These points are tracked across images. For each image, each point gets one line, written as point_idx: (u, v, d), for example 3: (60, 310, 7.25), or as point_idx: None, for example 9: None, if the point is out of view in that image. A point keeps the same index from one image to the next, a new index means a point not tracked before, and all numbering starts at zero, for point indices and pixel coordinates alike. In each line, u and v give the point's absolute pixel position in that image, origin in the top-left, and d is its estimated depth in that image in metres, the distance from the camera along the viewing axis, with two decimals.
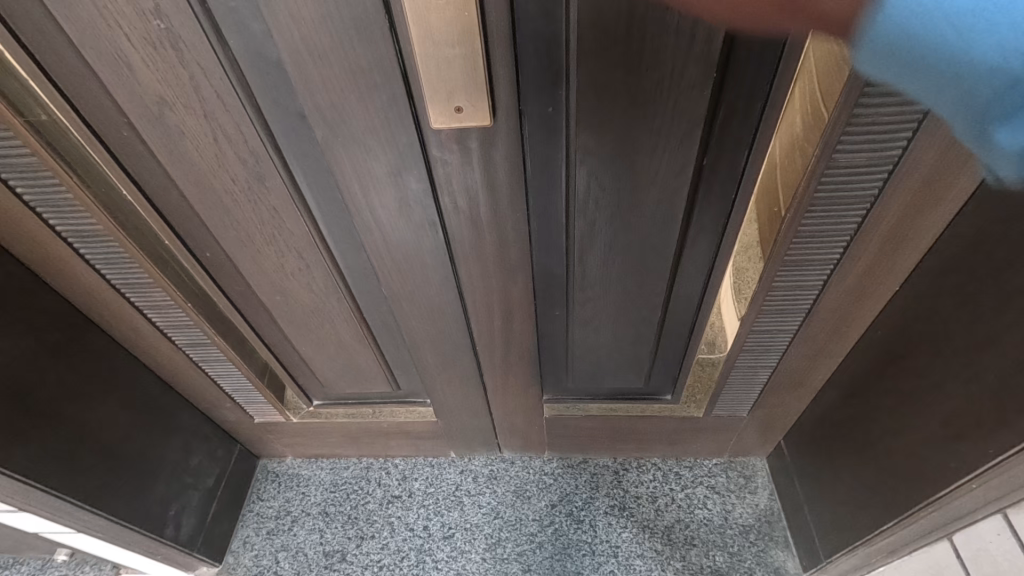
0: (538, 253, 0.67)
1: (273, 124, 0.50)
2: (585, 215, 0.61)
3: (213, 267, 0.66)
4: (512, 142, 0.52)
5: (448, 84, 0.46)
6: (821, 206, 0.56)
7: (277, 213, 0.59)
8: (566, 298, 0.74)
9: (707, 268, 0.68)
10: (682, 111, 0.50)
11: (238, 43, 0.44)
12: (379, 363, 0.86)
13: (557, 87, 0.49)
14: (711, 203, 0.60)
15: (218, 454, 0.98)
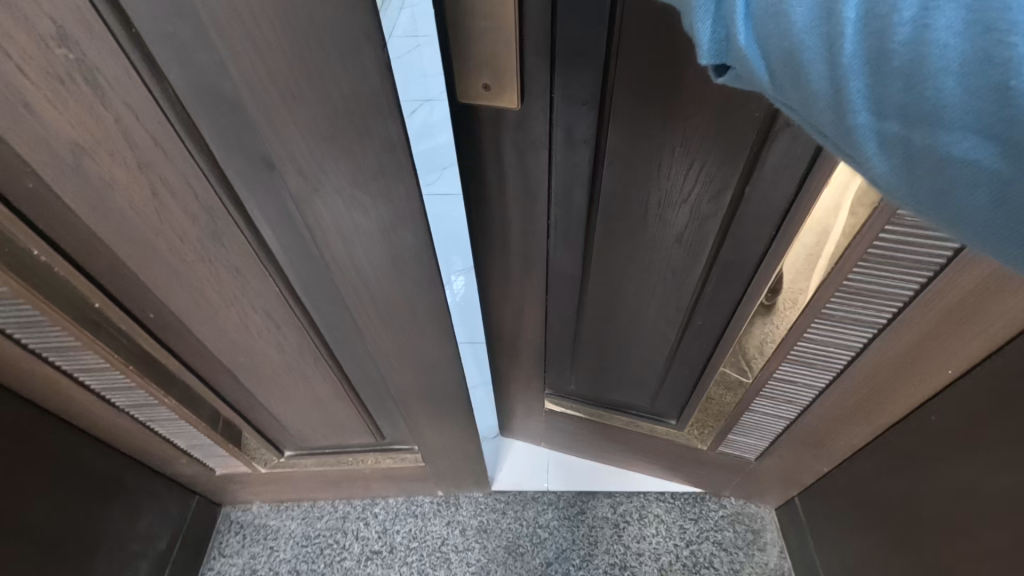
0: (559, 245, 0.62)
1: (232, 167, 0.38)
2: (617, 210, 0.57)
3: (159, 329, 0.54)
4: (537, 130, 0.49)
5: (477, 58, 0.43)
6: (880, 258, 0.49)
7: (240, 273, 0.47)
8: (577, 305, 0.71)
9: (732, 303, 0.63)
10: (741, 111, 0.44)
11: (180, 77, 0.33)
12: (362, 419, 0.76)
13: (591, 79, 0.45)
14: (759, 221, 0.53)
15: (172, 511, 0.86)
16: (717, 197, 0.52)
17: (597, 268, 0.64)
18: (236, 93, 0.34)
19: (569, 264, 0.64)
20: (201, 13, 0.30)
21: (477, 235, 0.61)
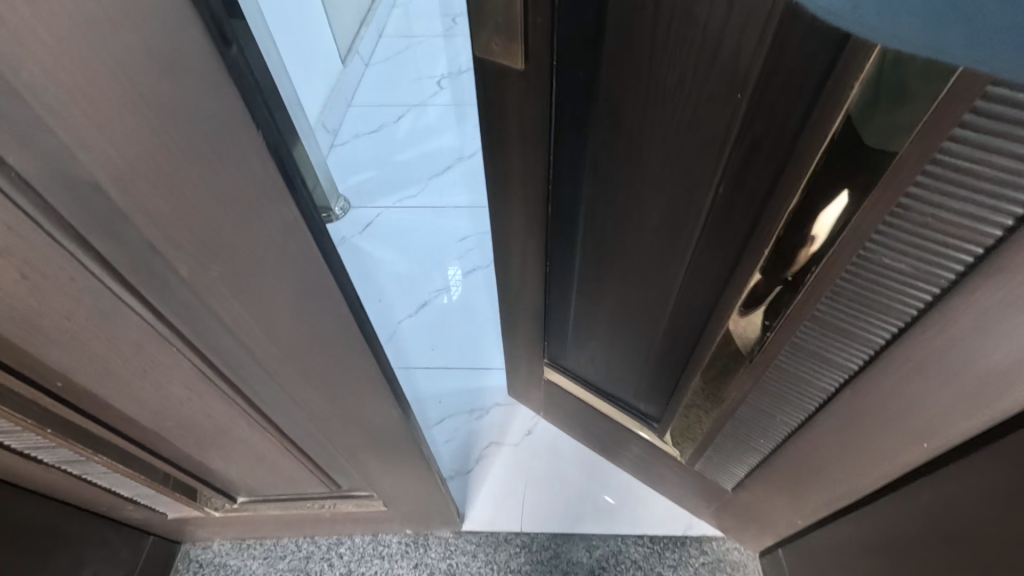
0: (562, 194, 0.71)
1: (126, 266, 0.34)
2: (612, 164, 0.65)
3: (72, 396, 0.49)
4: (542, 93, 0.59)
5: (487, 26, 0.55)
6: (852, 292, 0.50)
7: (141, 347, 0.42)
8: (578, 261, 0.80)
9: (715, 287, 0.67)
10: (715, 91, 0.51)
11: (21, 162, 0.27)
12: (313, 472, 0.71)
13: (591, 47, 0.56)
14: (741, 208, 0.57)
15: (122, 555, 0.82)
16: (703, 169, 0.58)
17: (595, 218, 0.73)
18: (115, 200, 0.29)
19: (569, 211, 0.73)
20: (56, 129, 0.25)
21: (498, 181, 0.72)
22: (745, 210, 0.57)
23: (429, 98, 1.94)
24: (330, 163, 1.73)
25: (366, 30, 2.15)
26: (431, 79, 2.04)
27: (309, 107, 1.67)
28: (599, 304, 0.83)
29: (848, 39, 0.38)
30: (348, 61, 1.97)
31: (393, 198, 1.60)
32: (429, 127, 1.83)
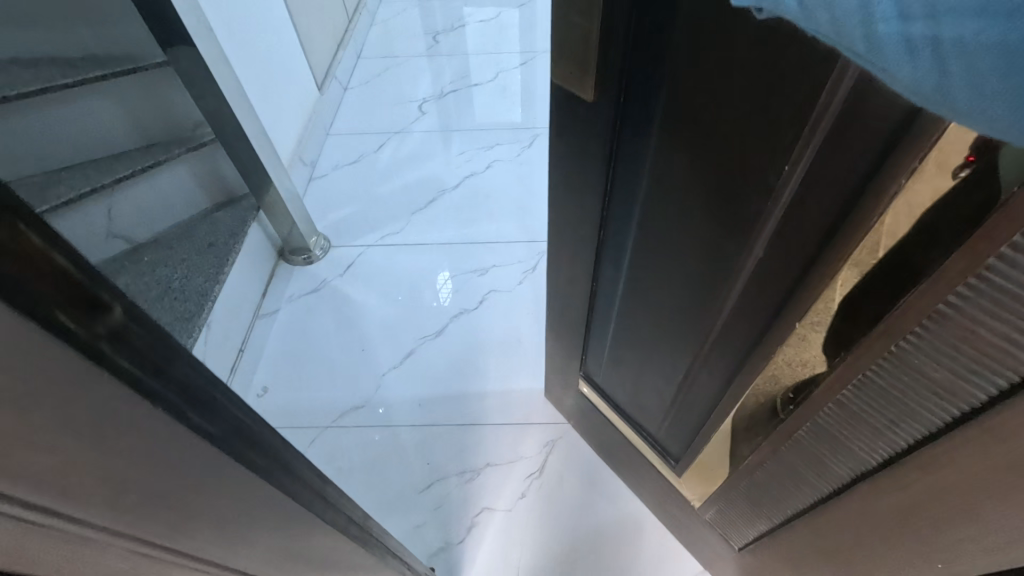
0: (614, 226, 0.70)
1: (33, 502, 0.27)
2: (658, 215, 0.62)
3: None
4: (608, 122, 0.58)
5: (568, 52, 0.56)
6: (879, 386, 0.47)
7: None
8: (615, 289, 0.79)
9: (737, 360, 0.64)
10: (761, 170, 0.46)
11: None
12: None
13: (655, 89, 0.53)
14: (777, 284, 0.52)
15: None
16: (739, 238, 0.53)
17: (639, 261, 0.70)
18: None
19: (620, 245, 0.72)
20: None
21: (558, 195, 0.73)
22: (781, 286, 0.51)
23: (410, 126, 1.89)
24: (307, 201, 1.64)
25: (343, 54, 2.08)
26: (412, 105, 1.99)
27: (286, 142, 1.60)
28: (634, 342, 0.82)
29: (892, 144, 0.36)
30: (326, 89, 1.90)
31: (375, 236, 1.53)
32: (411, 158, 1.77)
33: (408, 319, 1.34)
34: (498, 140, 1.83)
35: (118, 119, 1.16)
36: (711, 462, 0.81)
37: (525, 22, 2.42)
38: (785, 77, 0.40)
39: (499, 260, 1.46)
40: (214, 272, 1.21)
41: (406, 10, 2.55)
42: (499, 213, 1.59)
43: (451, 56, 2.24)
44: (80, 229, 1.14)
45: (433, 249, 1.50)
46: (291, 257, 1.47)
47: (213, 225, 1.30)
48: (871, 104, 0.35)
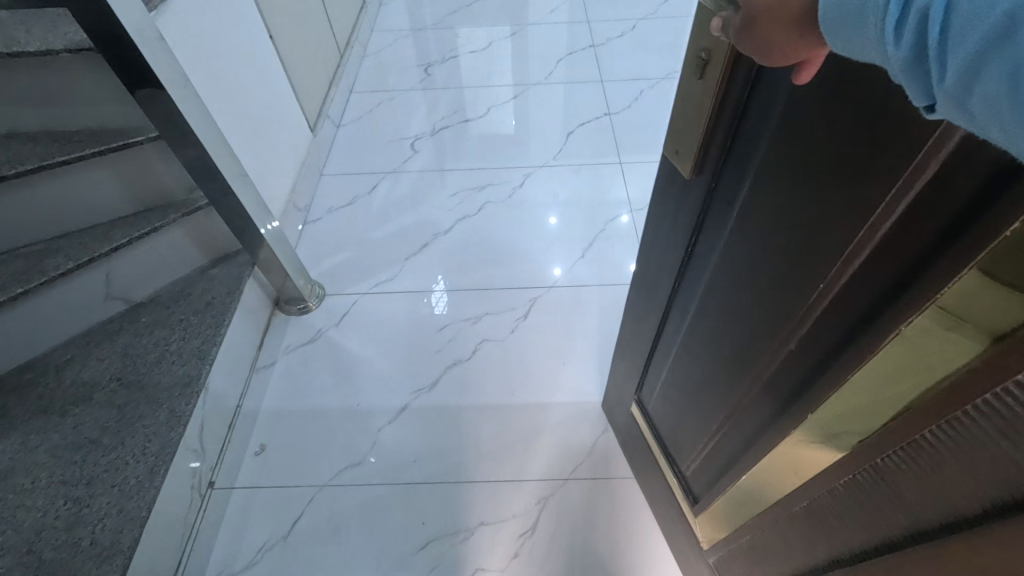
0: (687, 280, 0.76)
1: None
2: (718, 284, 0.67)
3: None
4: (701, 196, 0.64)
5: (679, 130, 0.62)
6: (866, 485, 0.52)
7: None
8: (672, 332, 0.86)
9: (757, 427, 0.69)
10: (802, 279, 0.51)
11: None
12: None
13: (735, 183, 0.57)
14: (802, 370, 0.56)
15: None
16: (779, 326, 0.57)
17: (699, 317, 0.75)
18: None
19: (687, 297, 0.77)
20: None
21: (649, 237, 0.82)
22: (806, 373, 0.55)
23: (403, 166, 1.92)
24: (299, 248, 1.66)
25: (336, 92, 2.10)
26: (405, 143, 2.02)
27: (281, 190, 1.62)
28: (682, 387, 0.87)
29: (911, 286, 0.41)
30: (319, 130, 1.92)
31: (369, 284, 1.56)
32: (404, 200, 1.79)
33: (411, 362, 1.39)
34: (489, 181, 1.86)
35: (114, 186, 1.18)
36: (720, 511, 0.86)
37: (515, 53, 2.46)
38: (827, 208, 0.45)
39: (491, 308, 1.49)
40: (211, 333, 1.23)
41: (397, 42, 2.57)
42: (491, 258, 1.62)
43: (443, 90, 2.27)
44: (80, 295, 1.18)
45: (433, 294, 1.53)
46: (287, 307, 1.50)
47: (209, 283, 1.33)
48: (899, 250, 0.40)
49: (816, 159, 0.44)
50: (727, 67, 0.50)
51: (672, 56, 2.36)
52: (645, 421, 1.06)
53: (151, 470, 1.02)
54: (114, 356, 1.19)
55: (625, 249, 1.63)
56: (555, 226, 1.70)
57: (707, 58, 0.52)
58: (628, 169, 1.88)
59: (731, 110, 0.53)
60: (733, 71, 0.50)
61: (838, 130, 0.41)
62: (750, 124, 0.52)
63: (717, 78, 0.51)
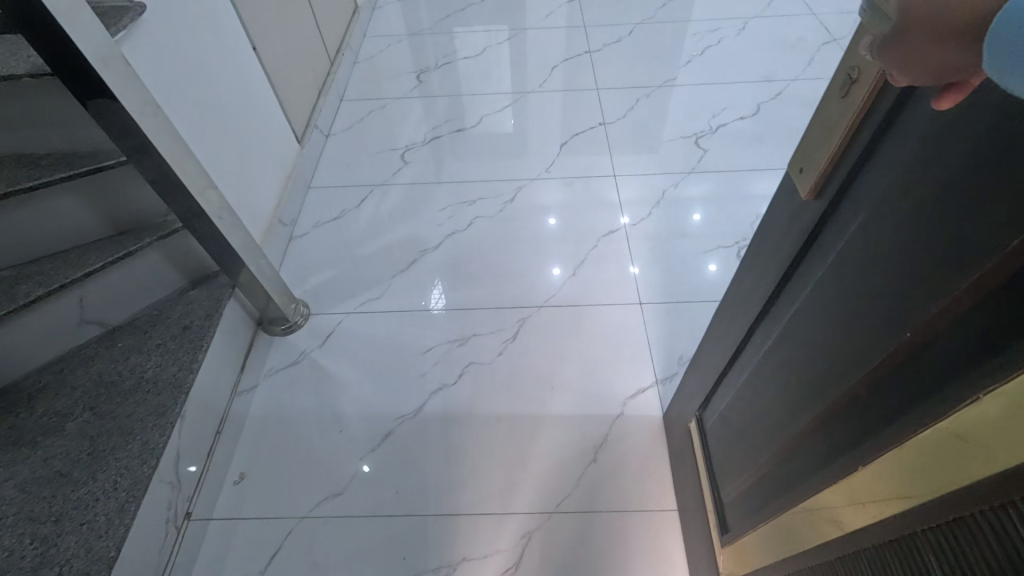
0: (777, 306, 0.71)
1: None
2: (806, 316, 0.63)
3: None
4: (812, 221, 0.60)
5: (807, 147, 0.59)
6: (900, 570, 0.46)
7: None
8: (746, 352, 0.82)
9: (802, 472, 0.64)
10: (890, 322, 0.48)
11: None
12: None
13: (851, 213, 0.53)
14: (866, 416, 0.52)
15: None
16: (854, 367, 0.53)
17: (777, 347, 0.71)
18: None
19: (772, 326, 0.73)
20: None
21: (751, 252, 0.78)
22: (868, 420, 0.51)
23: (393, 178, 1.88)
24: (283, 265, 1.62)
25: (325, 101, 2.06)
26: (395, 154, 1.98)
27: (265, 206, 1.59)
28: (742, 414, 0.83)
29: (999, 353, 0.37)
30: (306, 142, 1.88)
31: (355, 303, 1.53)
32: (392, 215, 1.75)
33: (398, 383, 1.36)
34: (482, 194, 1.82)
35: (87, 209, 1.14)
36: (745, 548, 0.81)
37: (512, 59, 2.41)
38: (941, 254, 0.42)
39: (479, 329, 1.45)
40: (189, 359, 1.20)
41: (391, 47, 2.53)
42: (480, 276, 1.58)
43: (436, 98, 2.23)
44: (53, 320, 1.14)
45: (428, 313, 1.49)
46: (271, 326, 1.47)
47: (189, 305, 1.30)
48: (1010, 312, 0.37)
49: (948, 198, 0.41)
50: (880, 88, 0.47)
51: (669, 63, 2.31)
52: (699, 441, 1.03)
53: (122, 507, 0.98)
54: (88, 383, 1.16)
55: (619, 265, 1.58)
56: (549, 238, 1.67)
57: (855, 77, 0.49)
58: (623, 182, 1.83)
59: (871, 133, 0.50)
60: (884, 92, 0.47)
61: (987, 169, 0.37)
62: (885, 152, 0.48)
63: (863, 98, 0.48)
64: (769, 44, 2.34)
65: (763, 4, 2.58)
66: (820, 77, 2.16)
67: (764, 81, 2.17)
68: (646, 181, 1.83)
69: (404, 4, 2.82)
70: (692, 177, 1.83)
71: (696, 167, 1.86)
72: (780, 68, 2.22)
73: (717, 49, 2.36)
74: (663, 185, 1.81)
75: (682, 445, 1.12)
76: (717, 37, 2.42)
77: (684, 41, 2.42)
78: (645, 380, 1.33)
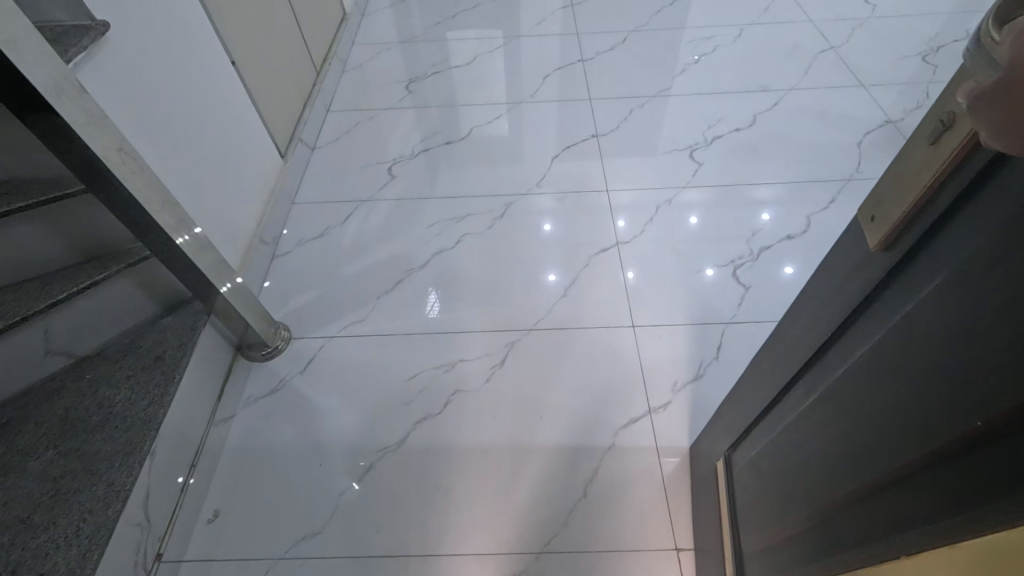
0: (823, 363, 0.62)
1: None
2: (853, 379, 0.54)
3: None
4: (874, 274, 0.52)
5: (880, 193, 0.50)
6: None
7: None
8: (780, 399, 0.74)
9: (825, 546, 0.58)
10: (944, 411, 0.41)
11: None
12: None
13: (923, 277, 0.45)
14: (907, 506, 0.45)
15: None
16: (904, 447, 0.45)
17: (813, 407, 0.62)
18: None
19: (814, 383, 0.64)
20: None
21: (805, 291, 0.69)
22: (912, 511, 0.44)
23: (379, 193, 1.83)
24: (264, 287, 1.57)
25: (310, 113, 2.01)
26: (381, 168, 1.92)
27: (244, 226, 1.53)
28: (765, 469, 0.76)
29: None
30: (290, 156, 1.82)
31: (337, 326, 1.47)
32: (378, 232, 1.70)
33: (381, 414, 1.30)
34: (470, 210, 1.76)
35: (50, 237, 1.09)
36: None
37: (504, 67, 2.36)
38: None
39: (466, 354, 1.40)
40: (159, 391, 1.14)
41: (382, 54, 2.48)
42: (468, 297, 1.53)
43: (426, 109, 2.17)
44: (16, 352, 1.07)
45: (415, 338, 1.44)
46: (250, 352, 1.41)
47: (161, 333, 1.24)
48: None
49: None
50: (974, 139, 0.39)
51: (664, 71, 2.27)
52: (726, 481, 0.93)
53: (84, 554, 0.92)
54: (53, 419, 1.10)
55: (612, 285, 1.53)
56: (541, 257, 1.62)
57: (950, 123, 0.41)
58: (616, 197, 1.78)
59: (960, 189, 0.41)
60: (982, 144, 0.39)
61: None
62: (976, 212, 0.40)
63: (954, 149, 0.40)
64: (765, 52, 2.30)
65: (760, 10, 2.54)
66: (817, 87, 2.11)
67: (760, 91, 2.13)
68: (640, 195, 1.78)
69: (395, 11, 2.76)
70: (686, 192, 1.77)
71: (691, 180, 1.81)
72: (776, 78, 2.17)
73: (713, 57, 2.31)
74: (656, 200, 1.76)
75: (707, 482, 1.04)
76: (713, 45, 2.38)
77: (680, 48, 2.38)
78: (638, 409, 1.28)
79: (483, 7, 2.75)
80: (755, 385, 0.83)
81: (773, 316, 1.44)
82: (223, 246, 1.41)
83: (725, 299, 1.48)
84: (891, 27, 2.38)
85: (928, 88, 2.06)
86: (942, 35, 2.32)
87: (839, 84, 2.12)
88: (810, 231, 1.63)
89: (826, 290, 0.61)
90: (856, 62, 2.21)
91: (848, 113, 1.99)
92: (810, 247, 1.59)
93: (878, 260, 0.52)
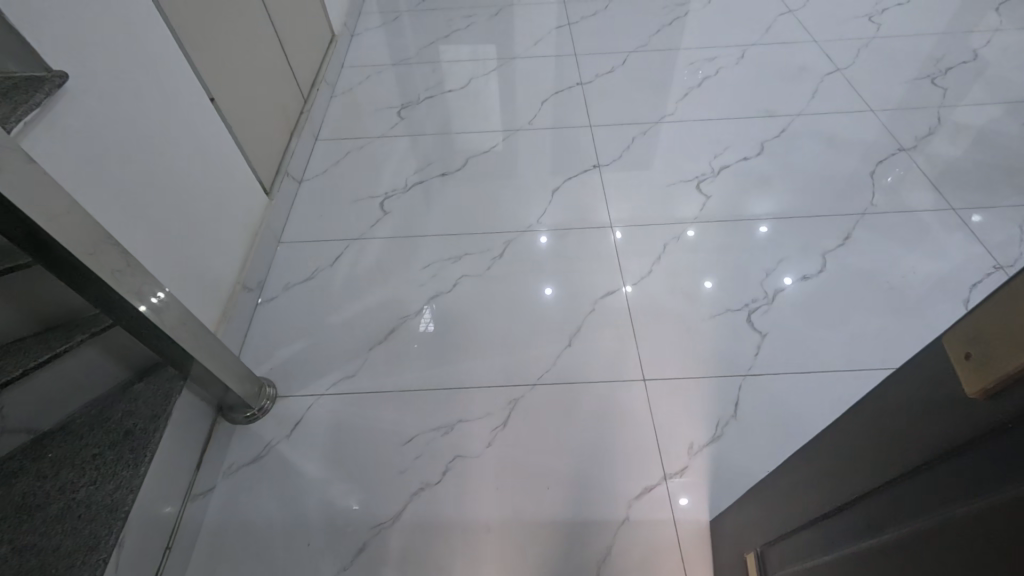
0: (888, 498, 0.52)
1: None
2: (935, 541, 0.44)
3: None
4: (965, 421, 0.43)
5: (976, 327, 0.41)
6: None
7: None
8: (826, 518, 0.65)
9: None
10: None
11: None
12: None
13: None
14: None
15: None
16: None
17: (875, 552, 0.52)
18: None
19: (876, 518, 0.54)
20: None
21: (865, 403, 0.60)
22: None
23: (371, 231, 1.73)
24: (247, 338, 1.46)
25: (297, 144, 1.90)
26: (373, 202, 1.82)
27: (224, 275, 1.42)
28: None
29: None
30: (275, 193, 1.71)
31: (327, 383, 1.37)
32: (370, 275, 1.60)
33: (375, 486, 1.20)
34: (467, 249, 1.67)
35: (5, 306, 0.98)
36: None
37: (500, 91, 2.27)
38: None
39: (466, 413, 1.30)
40: (129, 473, 1.03)
41: (373, 77, 2.38)
42: (466, 347, 1.43)
43: (420, 137, 2.08)
44: None
45: (410, 396, 1.34)
46: (232, 414, 1.31)
47: (133, 403, 1.13)
48: None
49: None
50: None
51: (665, 96, 2.19)
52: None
53: None
54: (9, 507, 0.98)
55: (619, 333, 1.43)
56: (542, 301, 1.52)
57: None
58: (621, 234, 1.69)
59: None
60: None
61: None
62: None
63: None
64: (770, 74, 2.23)
65: (761, 30, 2.47)
66: (825, 112, 2.04)
67: (766, 117, 2.05)
68: (646, 231, 1.69)
69: (385, 31, 2.67)
70: (695, 228, 1.69)
71: (699, 215, 1.73)
72: (783, 102, 2.10)
73: (716, 80, 2.23)
74: (663, 237, 1.67)
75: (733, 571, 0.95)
76: (716, 66, 2.30)
77: (681, 70, 2.30)
78: (651, 476, 1.19)
79: (477, 27, 2.66)
80: (796, 488, 0.74)
81: (792, 367, 1.35)
82: (199, 313, 1.30)
83: (741, 348, 1.40)
84: (896, 47, 2.31)
85: (940, 112, 1.99)
86: (950, 56, 2.25)
87: (848, 109, 2.04)
88: (826, 271, 1.55)
89: (896, 416, 0.52)
90: (864, 85, 2.14)
91: (858, 140, 1.92)
92: (827, 288, 1.51)
93: (967, 408, 0.43)
